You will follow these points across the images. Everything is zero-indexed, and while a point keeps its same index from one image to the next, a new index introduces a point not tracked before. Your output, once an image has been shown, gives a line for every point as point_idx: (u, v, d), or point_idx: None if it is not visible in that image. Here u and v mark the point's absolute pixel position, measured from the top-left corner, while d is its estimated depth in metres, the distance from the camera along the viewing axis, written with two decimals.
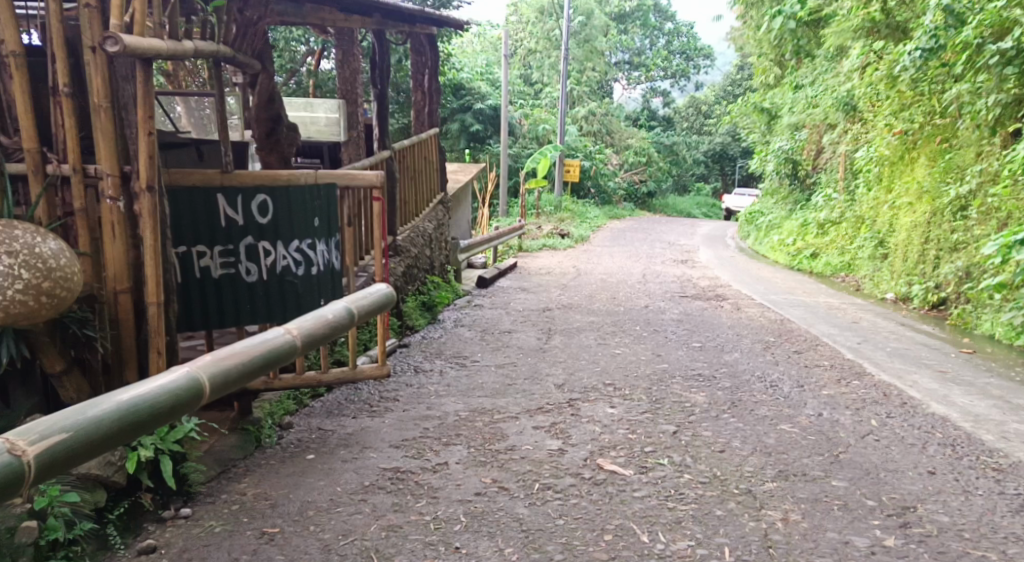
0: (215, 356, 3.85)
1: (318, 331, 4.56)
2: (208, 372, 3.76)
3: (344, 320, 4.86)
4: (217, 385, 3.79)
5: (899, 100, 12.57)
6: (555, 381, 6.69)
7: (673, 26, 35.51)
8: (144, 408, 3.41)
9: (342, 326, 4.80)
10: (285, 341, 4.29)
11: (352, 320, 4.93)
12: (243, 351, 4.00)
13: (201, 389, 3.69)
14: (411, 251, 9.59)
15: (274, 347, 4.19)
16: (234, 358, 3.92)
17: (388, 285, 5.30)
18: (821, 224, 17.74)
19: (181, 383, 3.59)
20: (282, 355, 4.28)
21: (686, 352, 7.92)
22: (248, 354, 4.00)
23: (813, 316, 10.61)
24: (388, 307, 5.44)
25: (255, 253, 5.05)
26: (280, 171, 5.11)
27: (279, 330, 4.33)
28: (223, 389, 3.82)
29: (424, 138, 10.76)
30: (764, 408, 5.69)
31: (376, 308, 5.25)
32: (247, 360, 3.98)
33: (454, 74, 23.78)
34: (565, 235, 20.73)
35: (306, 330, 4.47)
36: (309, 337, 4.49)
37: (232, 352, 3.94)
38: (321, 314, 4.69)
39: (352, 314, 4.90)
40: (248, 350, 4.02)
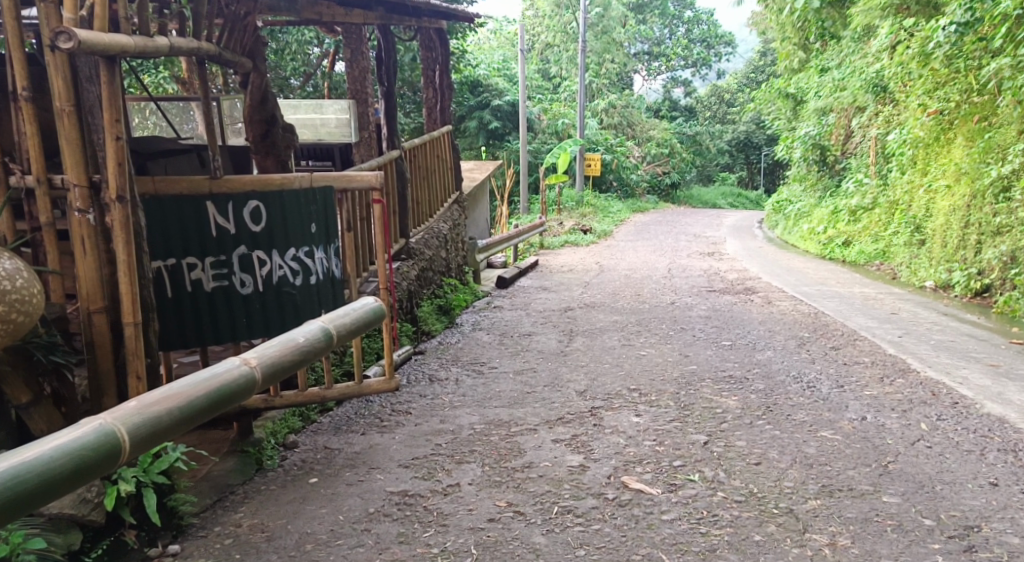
0: (139, 403, 3.29)
1: (282, 361, 3.99)
2: (127, 422, 3.19)
3: (316, 343, 4.28)
4: (141, 437, 3.22)
5: (933, 79, 12.30)
6: (577, 387, 6.33)
7: (693, 14, 34.88)
8: (31, 477, 2.84)
9: (312, 351, 4.22)
10: (239, 375, 3.72)
11: (327, 343, 4.37)
12: (178, 392, 3.44)
13: (117, 444, 3.13)
14: (426, 253, 9.26)
15: (223, 383, 3.63)
16: (165, 403, 3.35)
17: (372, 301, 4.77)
18: (852, 211, 17.19)
19: (88, 440, 3.04)
20: (239, 391, 3.72)
21: (715, 352, 7.52)
22: (185, 397, 3.44)
23: (848, 308, 10.14)
24: (379, 322, 4.88)
25: (249, 262, 4.75)
26: (272, 174, 4.77)
27: (233, 361, 3.77)
28: (148, 442, 3.26)
29: (437, 135, 10.44)
30: (802, 412, 5.29)
31: (363, 321, 4.70)
32: (183, 404, 3.42)
33: (471, 71, 23.46)
34: (588, 231, 20.33)
35: (267, 360, 3.90)
36: (271, 368, 3.93)
37: (164, 395, 3.38)
38: (287, 339, 4.12)
39: (327, 336, 4.35)
40: (185, 391, 3.46)
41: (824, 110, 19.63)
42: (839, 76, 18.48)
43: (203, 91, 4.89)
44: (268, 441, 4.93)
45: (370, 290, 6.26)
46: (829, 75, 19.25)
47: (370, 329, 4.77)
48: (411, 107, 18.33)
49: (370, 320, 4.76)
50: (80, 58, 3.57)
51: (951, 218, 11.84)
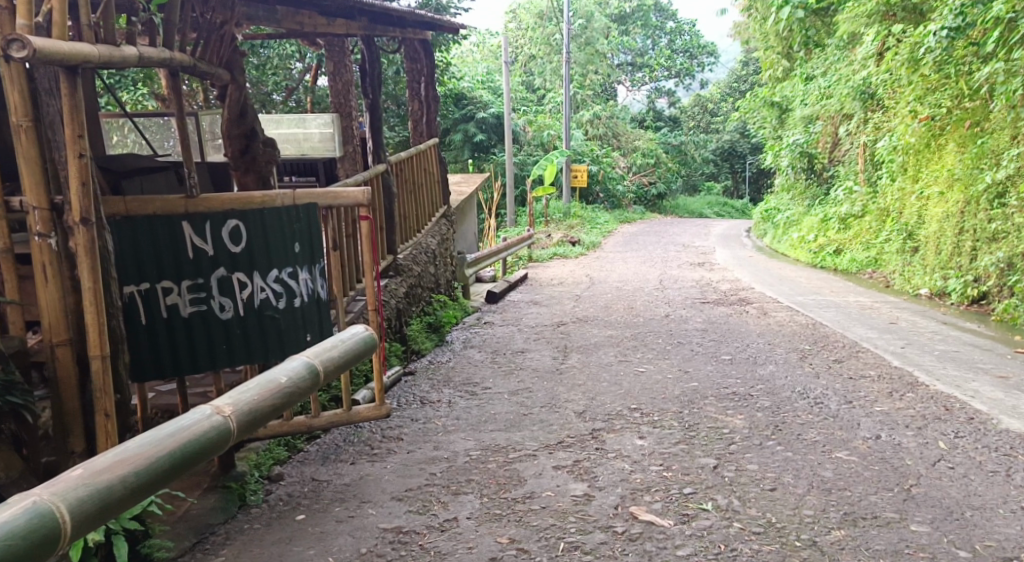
0: (86, 472, 2.94)
1: (257, 408, 3.67)
2: (70, 497, 2.84)
3: (298, 383, 3.99)
4: (88, 513, 2.86)
5: (923, 85, 12.17)
6: (575, 408, 6.07)
7: (675, 25, 34.83)
8: None
9: (292, 394, 3.91)
10: (208, 427, 3.38)
11: (310, 383, 4.07)
12: (134, 454, 3.08)
13: (57, 524, 2.77)
14: (414, 270, 9.01)
15: (188, 439, 3.28)
16: (117, 469, 3.00)
17: (359, 333, 4.51)
18: (842, 218, 17.05)
19: (22, 522, 2.69)
20: (209, 445, 3.39)
21: (715, 367, 7.29)
22: (143, 459, 3.09)
23: (846, 318, 9.95)
24: (367, 354, 4.59)
25: (229, 286, 4.49)
26: (253, 192, 4.51)
27: (203, 411, 3.44)
28: (98, 516, 2.90)
29: (423, 148, 10.19)
30: (813, 431, 5.05)
31: (349, 353, 4.42)
32: (141, 467, 3.08)
33: (455, 84, 23.28)
34: (576, 242, 20.13)
35: (241, 408, 3.59)
36: (246, 417, 3.61)
37: (116, 459, 3.02)
38: (265, 382, 3.81)
39: (310, 374, 4.06)
40: (143, 452, 3.10)
41: (811, 117, 19.51)
42: (826, 83, 18.36)
43: (176, 104, 4.67)
44: (252, 474, 4.68)
45: (356, 313, 6.00)
46: (815, 83, 19.15)
47: (359, 362, 4.49)
48: (395, 121, 18.11)
49: (357, 353, 4.47)
50: (38, 68, 3.35)
51: (944, 224, 11.69)
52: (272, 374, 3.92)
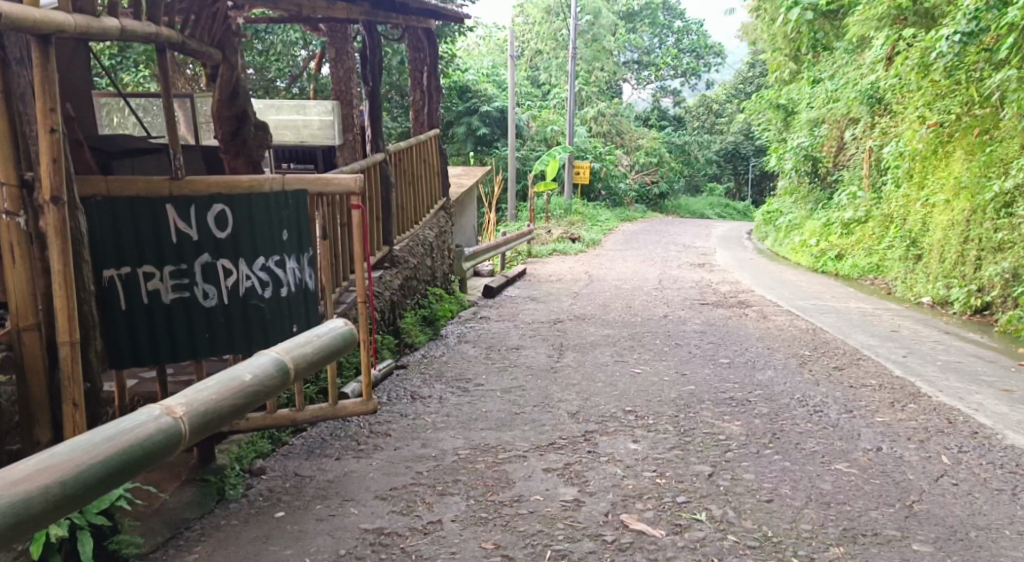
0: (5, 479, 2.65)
1: (213, 410, 3.40)
2: None
3: (263, 381, 3.72)
4: (0, 529, 2.59)
5: (932, 90, 12.00)
6: (568, 408, 5.92)
7: (682, 24, 34.62)
8: None
9: (255, 394, 3.64)
10: (154, 431, 3.10)
11: (277, 382, 3.81)
12: (63, 460, 2.80)
13: None
14: (411, 261, 8.85)
15: (129, 445, 3.00)
16: (42, 478, 2.72)
17: (335, 329, 4.24)
18: (845, 223, 16.90)
19: None
20: (153, 450, 3.10)
21: (714, 370, 7.15)
22: (73, 465, 2.81)
23: (847, 324, 9.81)
24: (344, 352, 4.34)
25: (213, 273, 4.35)
26: (240, 176, 4.37)
27: (149, 412, 3.16)
28: (13, 531, 2.62)
29: (423, 139, 10.02)
30: (812, 440, 4.91)
31: (324, 350, 4.18)
32: (69, 476, 2.80)
33: (460, 76, 23.11)
34: (576, 239, 19.98)
35: (195, 410, 3.32)
36: (200, 418, 3.34)
37: (42, 465, 2.74)
38: (226, 380, 3.53)
39: (275, 374, 3.78)
40: (74, 457, 2.82)
41: (816, 121, 19.34)
42: (832, 87, 18.19)
43: (164, 83, 4.52)
44: (232, 467, 4.54)
45: (346, 305, 5.83)
46: (822, 86, 18.98)
47: (331, 360, 4.23)
48: (398, 112, 17.95)
49: (331, 351, 4.20)
50: (10, 36, 3.31)
51: (949, 232, 11.54)
52: (236, 370, 3.65)
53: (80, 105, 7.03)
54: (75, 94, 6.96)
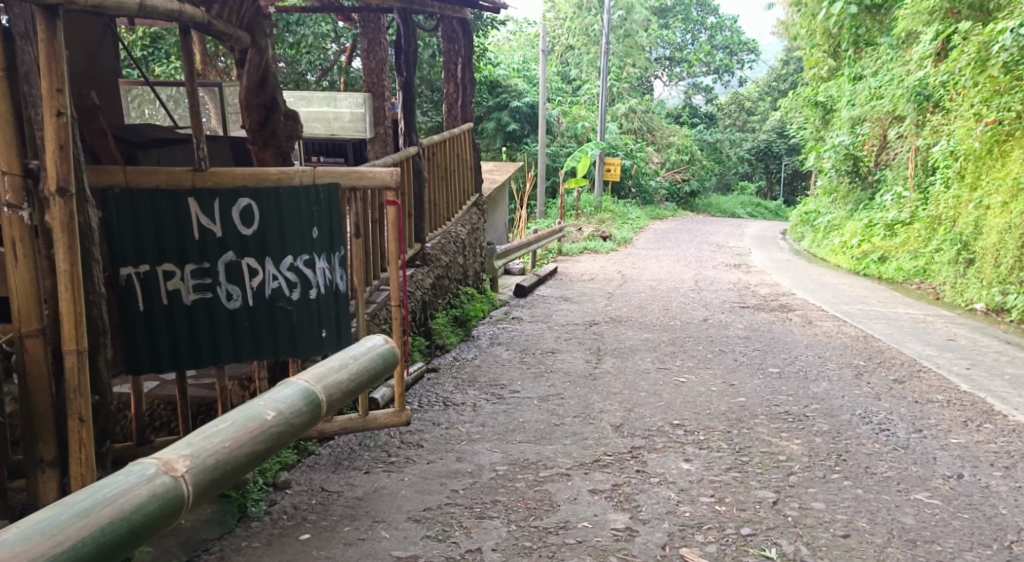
0: None
1: (221, 464, 3.08)
2: None
3: (285, 423, 3.43)
4: None
5: (990, 86, 11.61)
6: (611, 420, 5.55)
7: (716, 20, 33.98)
8: None
9: (276, 437, 3.37)
10: (144, 498, 2.74)
11: (303, 419, 3.55)
12: (24, 548, 2.41)
13: None
14: (442, 259, 8.50)
15: (108, 523, 2.62)
16: None
17: (363, 357, 4.01)
18: (890, 225, 16.40)
19: None
20: (144, 525, 2.73)
21: (762, 381, 6.73)
22: (35, 554, 2.42)
23: (899, 332, 9.36)
24: (380, 375, 4.11)
25: (238, 273, 4.01)
26: (268, 167, 4.00)
27: (142, 475, 2.80)
28: None
29: (457, 132, 9.66)
30: (884, 466, 4.51)
31: (357, 374, 3.94)
32: None
33: (491, 71, 22.76)
34: (607, 237, 19.56)
35: (198, 468, 2.98)
36: (208, 473, 3.02)
37: None
38: (239, 425, 3.23)
39: (292, 417, 3.48)
40: (36, 545, 2.43)
41: (858, 119, 18.77)
42: (876, 83, 17.61)
43: (187, 65, 4.17)
44: (255, 480, 4.24)
45: (375, 307, 5.49)
46: (864, 83, 18.39)
47: (359, 391, 3.96)
48: (429, 106, 17.68)
49: (360, 380, 3.95)
50: (15, 8, 3.04)
51: (1005, 235, 11.07)
52: (252, 411, 3.36)
53: (107, 93, 6.78)
54: (101, 81, 6.67)
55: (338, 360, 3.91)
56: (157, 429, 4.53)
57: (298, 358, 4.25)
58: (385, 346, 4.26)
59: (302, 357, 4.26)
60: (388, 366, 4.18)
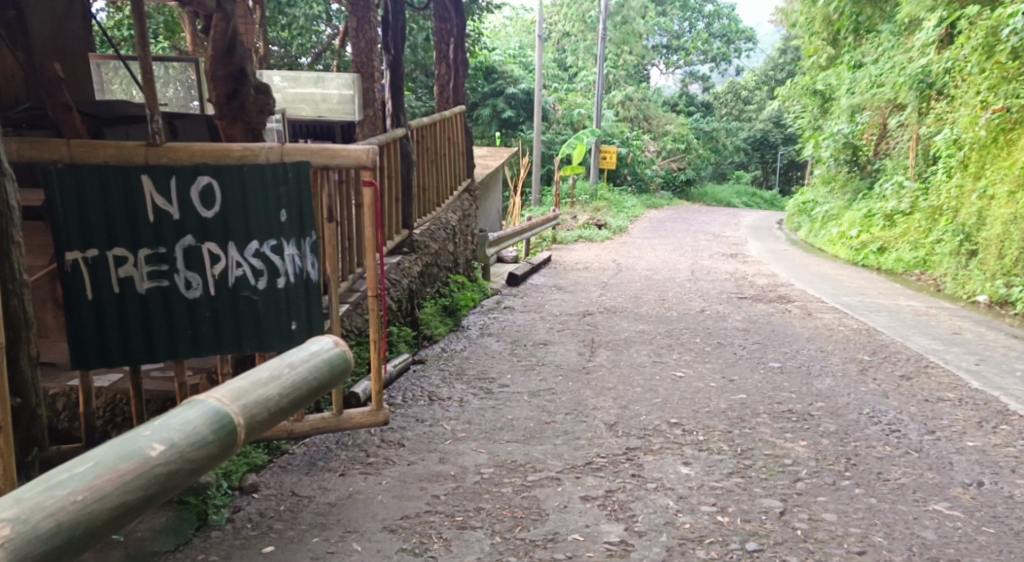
0: None
1: (65, 524, 2.50)
2: None
3: (176, 460, 2.85)
4: None
5: (998, 73, 11.51)
6: (604, 418, 5.23)
7: (714, 8, 33.57)
8: None
9: (163, 477, 2.79)
10: None
11: (208, 451, 2.98)
12: None
13: None
14: (431, 247, 8.16)
15: None
16: None
17: (297, 369, 3.48)
18: (889, 215, 16.04)
19: None
20: None
21: (764, 377, 6.41)
22: None
23: (902, 326, 9.06)
24: (325, 386, 3.60)
25: (197, 258, 3.69)
26: (230, 144, 3.66)
27: None
28: None
29: (447, 114, 9.28)
30: (898, 471, 4.21)
31: (288, 388, 3.41)
32: None
33: (485, 56, 22.37)
34: (602, 225, 19.25)
35: (28, 534, 2.42)
36: (45, 537, 2.45)
37: None
38: (106, 468, 2.65)
39: (188, 451, 2.89)
40: None
41: (857, 107, 18.41)
42: (877, 71, 17.30)
43: (140, 33, 3.83)
44: (217, 485, 3.93)
45: (346, 310, 5.18)
46: (864, 71, 18.09)
47: (291, 408, 3.41)
48: (422, 91, 17.34)
49: (290, 396, 3.39)
50: None
51: (1010, 226, 10.80)
52: (133, 445, 2.77)
53: (75, 70, 6.42)
54: (70, 55, 6.32)
55: (266, 373, 3.36)
56: (119, 425, 4.40)
57: (264, 352, 3.90)
58: (331, 352, 3.69)
59: (269, 351, 3.91)
60: (334, 376, 3.65)
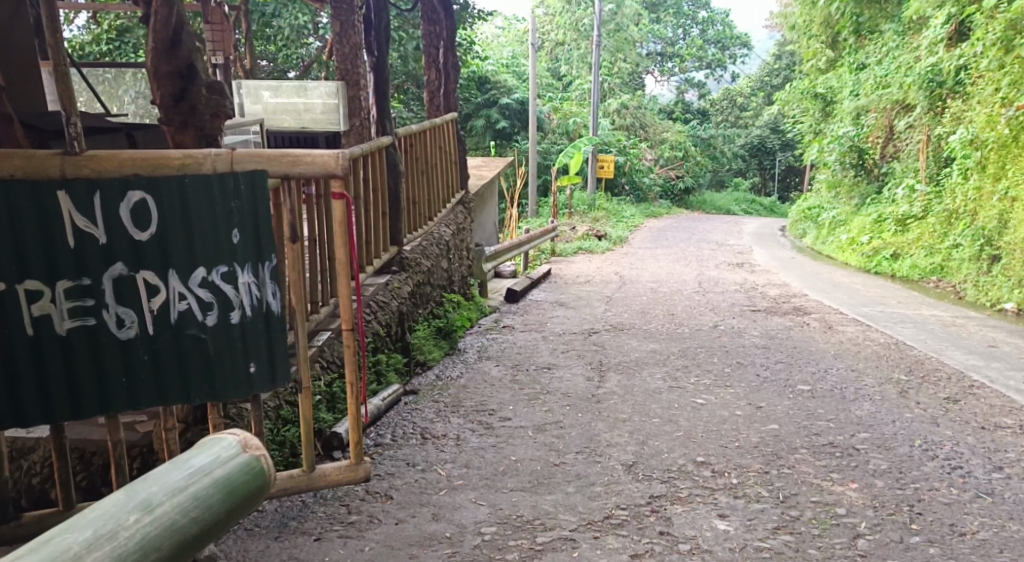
0: None
1: None
2: None
3: None
4: None
5: (1020, 67, 10.98)
6: (621, 459, 4.58)
7: (708, 14, 33.00)
8: None
9: None
10: None
11: None
12: None
13: None
14: (423, 264, 7.53)
15: None
16: None
17: (136, 518, 2.04)
18: (900, 220, 15.32)
19: None
20: None
21: (795, 403, 5.77)
22: None
23: (932, 338, 8.44)
24: (205, 530, 2.17)
25: (129, 290, 3.22)
26: (167, 151, 3.19)
27: None
28: None
29: (440, 122, 8.66)
30: (973, 522, 3.68)
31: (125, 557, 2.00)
32: None
33: (478, 65, 21.81)
34: (602, 236, 18.63)
35: None
36: None
37: None
38: None
39: None
40: None
41: (863, 109, 17.77)
42: (882, 72, 16.74)
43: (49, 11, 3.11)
44: None
45: (316, 349, 4.65)
46: (868, 72, 17.56)
47: None
48: (414, 103, 16.77)
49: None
50: None
51: None
52: None
53: (23, 78, 5.82)
54: (15, 60, 5.71)
55: (78, 536, 1.95)
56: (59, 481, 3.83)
57: (217, 401, 3.44)
58: (222, 467, 2.26)
59: (223, 399, 3.45)
60: (233, 503, 2.25)
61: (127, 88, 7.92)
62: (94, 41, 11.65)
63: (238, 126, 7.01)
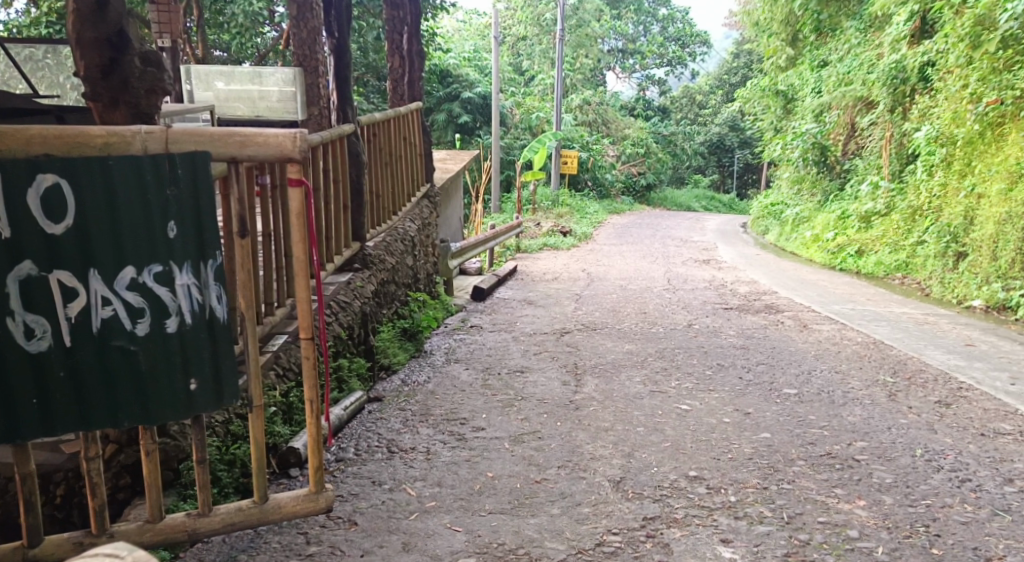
0: None
1: None
2: None
3: None
4: None
5: (987, 64, 10.81)
6: (607, 474, 4.20)
7: (668, 11, 32.90)
8: None
9: None
10: None
11: None
12: None
13: None
14: (387, 261, 7.07)
15: None
16: None
17: None
18: (865, 216, 15.15)
19: None
20: None
21: (784, 408, 5.45)
22: None
23: (909, 337, 8.22)
24: None
25: (39, 293, 2.80)
26: (88, 128, 2.80)
27: None
28: None
29: (404, 112, 8.19)
30: (998, 546, 3.47)
31: None
32: None
33: (440, 58, 21.32)
34: (567, 232, 18.29)
35: None
36: None
37: None
38: None
39: None
40: None
41: (826, 106, 17.64)
42: (844, 69, 16.60)
43: None
44: None
45: (271, 356, 4.20)
46: (831, 69, 17.42)
47: None
48: (375, 95, 16.25)
49: None
50: None
51: (1005, 226, 10.01)
52: None
53: None
54: None
55: None
56: None
57: (150, 425, 3.00)
58: None
59: (158, 422, 3.00)
60: None
61: (69, 74, 7.30)
62: (35, 24, 10.96)
63: (187, 111, 6.47)
